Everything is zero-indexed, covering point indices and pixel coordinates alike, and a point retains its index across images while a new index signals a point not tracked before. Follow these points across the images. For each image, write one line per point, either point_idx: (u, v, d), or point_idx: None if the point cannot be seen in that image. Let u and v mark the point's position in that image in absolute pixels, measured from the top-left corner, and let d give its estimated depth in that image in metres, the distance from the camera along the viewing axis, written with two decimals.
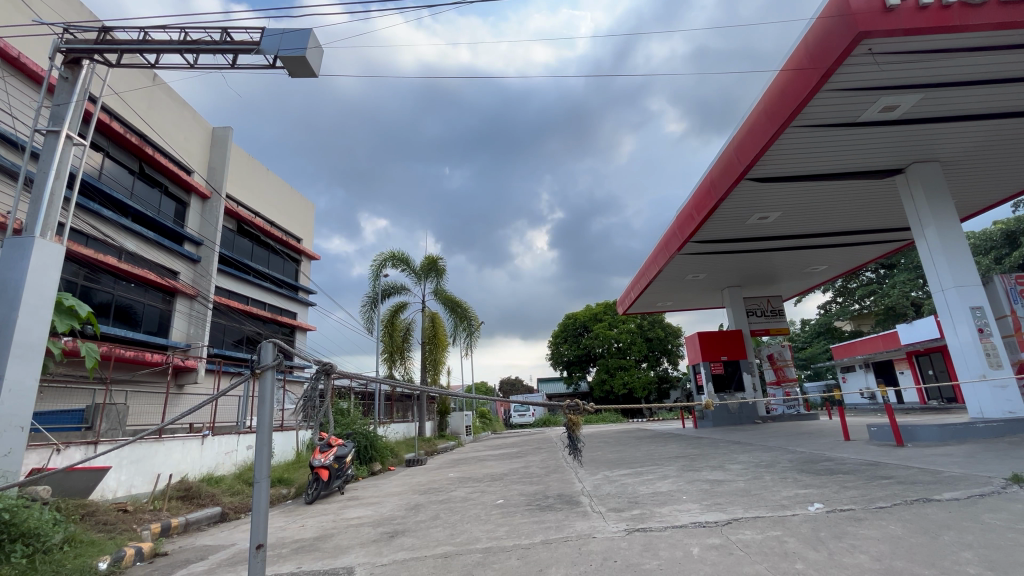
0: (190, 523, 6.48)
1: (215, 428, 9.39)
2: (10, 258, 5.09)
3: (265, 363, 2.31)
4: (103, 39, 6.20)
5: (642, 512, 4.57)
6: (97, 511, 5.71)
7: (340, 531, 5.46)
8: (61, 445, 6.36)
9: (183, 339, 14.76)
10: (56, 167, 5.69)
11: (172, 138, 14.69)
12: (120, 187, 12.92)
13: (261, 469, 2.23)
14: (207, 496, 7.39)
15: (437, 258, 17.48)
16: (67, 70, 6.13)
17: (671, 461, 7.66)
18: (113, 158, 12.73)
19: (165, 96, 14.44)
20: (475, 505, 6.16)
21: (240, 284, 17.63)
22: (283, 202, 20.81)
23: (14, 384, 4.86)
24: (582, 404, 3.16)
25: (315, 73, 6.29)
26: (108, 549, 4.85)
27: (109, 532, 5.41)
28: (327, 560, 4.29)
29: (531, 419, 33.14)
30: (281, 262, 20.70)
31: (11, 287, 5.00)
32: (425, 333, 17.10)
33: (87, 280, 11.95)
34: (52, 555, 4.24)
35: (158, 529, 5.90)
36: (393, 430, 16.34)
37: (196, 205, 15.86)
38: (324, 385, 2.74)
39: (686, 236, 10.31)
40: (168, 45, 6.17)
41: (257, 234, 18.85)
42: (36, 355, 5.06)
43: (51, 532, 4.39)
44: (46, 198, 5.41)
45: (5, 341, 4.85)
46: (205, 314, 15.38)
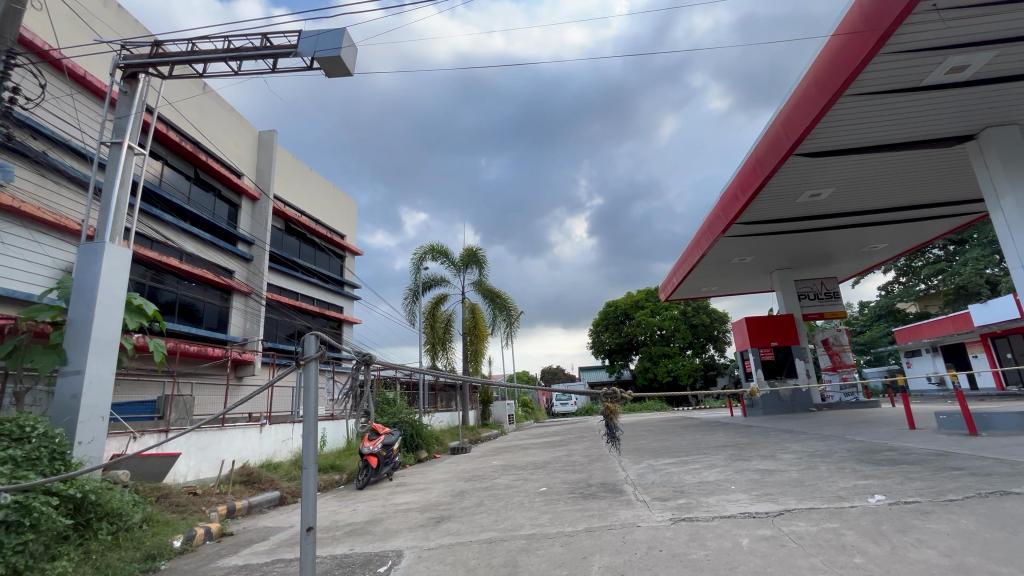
0: (251, 507, 6.89)
1: (271, 418, 9.95)
2: (85, 261, 5.53)
3: (308, 355, 2.39)
4: (156, 53, 6.57)
5: (689, 501, 4.47)
6: (170, 493, 6.18)
7: (389, 516, 5.65)
8: (137, 433, 6.89)
9: (240, 334, 15.63)
10: (120, 176, 6.10)
11: (222, 143, 15.42)
12: (178, 193, 13.75)
13: (308, 454, 2.32)
14: (267, 481, 7.86)
15: (475, 249, 17.67)
16: (126, 85, 6.54)
17: (719, 450, 7.45)
18: (171, 166, 13.56)
19: (215, 104, 15.20)
20: (519, 492, 6.24)
21: (290, 281, 18.48)
22: (326, 201, 21.49)
23: (93, 377, 5.29)
24: (620, 391, 3.09)
25: (350, 70, 6.42)
26: (181, 528, 5.29)
27: (182, 513, 5.86)
28: (378, 543, 4.47)
29: (574, 408, 33.49)
30: (327, 258, 21.49)
31: (87, 287, 5.44)
32: (466, 325, 17.35)
33: (153, 281, 12.87)
34: (132, 533, 4.71)
35: (225, 510, 6.36)
36: (438, 418, 16.83)
37: (247, 207, 16.67)
38: (365, 376, 2.82)
39: (730, 218, 9.92)
40: (214, 55, 6.47)
41: (304, 233, 19.62)
42: (110, 350, 5.49)
43: (132, 512, 4.83)
44: (112, 205, 5.82)
45: (84, 338, 5.30)
46: (260, 310, 16.20)
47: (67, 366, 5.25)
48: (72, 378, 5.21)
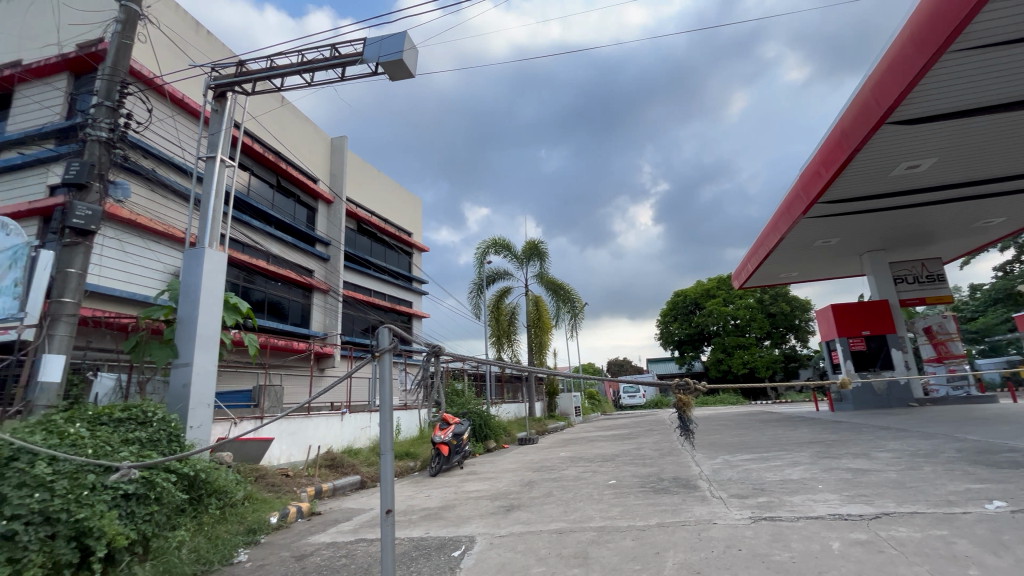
0: (336, 489, 7.41)
1: (351, 407, 10.62)
2: (189, 265, 6.18)
3: (382, 347, 2.51)
4: (240, 72, 7.15)
5: (770, 500, 4.23)
6: (266, 474, 6.80)
7: (462, 502, 5.86)
8: (237, 419, 7.62)
9: (321, 329, 16.76)
10: (215, 187, 6.72)
11: (299, 151, 16.52)
12: (263, 200, 14.92)
13: (384, 442, 2.45)
14: (349, 466, 8.41)
15: (537, 241, 17.70)
16: (217, 104, 7.18)
17: (803, 447, 6.96)
18: (256, 175, 14.72)
19: (291, 115, 16.30)
20: (588, 484, 6.22)
21: (363, 278, 19.52)
22: (394, 200, 22.41)
23: (200, 369, 5.92)
24: (693, 383, 2.95)
25: (412, 73, 6.63)
26: (276, 506, 5.82)
27: (277, 492, 6.43)
28: (452, 528, 4.64)
29: (643, 400, 32.75)
30: (396, 255, 22.45)
31: (192, 288, 6.08)
32: (530, 317, 17.45)
33: (245, 282, 14.08)
34: (236, 508, 5.26)
35: (313, 491, 6.90)
36: (505, 409, 17.12)
37: (323, 209, 17.75)
38: (436, 367, 2.93)
39: (812, 198, 9.16)
40: (290, 69, 6.94)
41: (374, 232, 20.61)
42: (213, 345, 6.11)
43: (235, 490, 5.39)
44: (209, 214, 6.44)
45: (192, 334, 5.94)
46: (337, 306, 17.26)
47: (179, 359, 5.91)
48: (182, 369, 5.87)
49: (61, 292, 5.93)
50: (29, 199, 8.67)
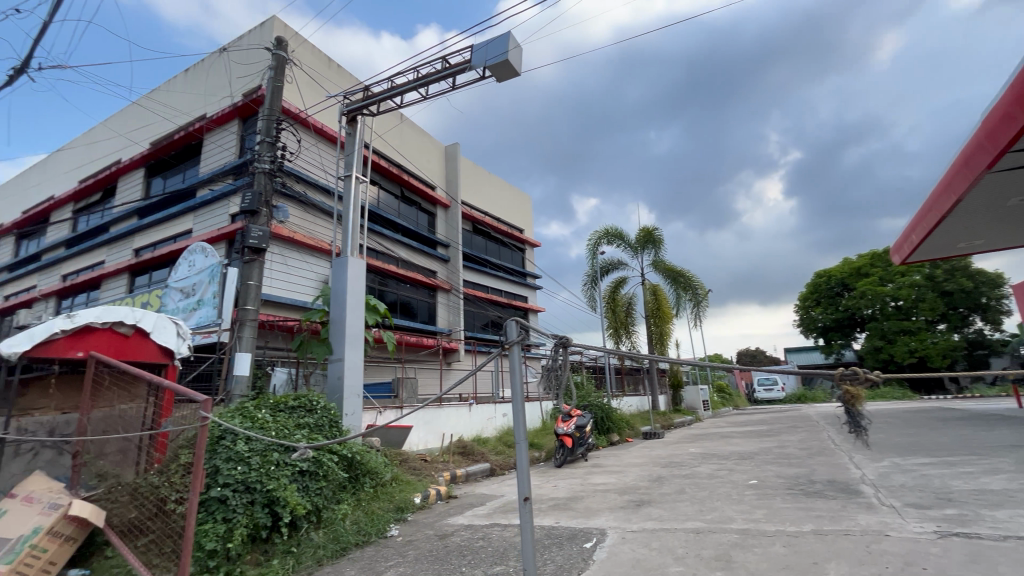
0: (469, 475, 7.90)
1: (478, 398, 11.23)
2: (337, 272, 7.03)
3: (511, 339, 2.60)
4: (367, 96, 7.90)
5: (962, 513, 3.54)
6: (409, 458, 7.49)
7: (589, 495, 5.85)
8: (381, 408, 8.51)
9: (446, 325, 17.92)
10: (353, 202, 7.53)
11: (418, 162, 17.81)
12: (391, 210, 16.37)
13: (518, 431, 2.53)
14: (479, 454, 8.90)
15: (652, 228, 16.91)
16: (350, 128, 8.03)
17: (1004, 451, 5.71)
18: (384, 188, 16.19)
19: (410, 130, 17.63)
20: (724, 482, 5.80)
21: (481, 276, 20.44)
22: (505, 199, 23.07)
23: (351, 363, 6.72)
24: (866, 372, 2.32)
25: (517, 71, 6.74)
26: (419, 488, 6.40)
27: (418, 475, 7.06)
28: (582, 520, 4.66)
29: (782, 394, 29.65)
30: (510, 252, 23.11)
31: (340, 293, 6.92)
32: (648, 307, 16.77)
33: (379, 285, 15.46)
34: (386, 487, 5.91)
35: (449, 476, 7.43)
36: (627, 403, 16.71)
37: (442, 214, 18.92)
38: (563, 358, 2.96)
39: (1002, 146, 7.40)
40: (407, 86, 7.50)
41: (488, 232, 21.44)
42: (359, 342, 6.89)
43: (384, 471, 6.05)
44: (349, 227, 7.23)
45: (343, 333, 6.77)
46: (459, 303, 18.32)
47: (333, 355, 6.77)
48: (337, 364, 6.71)
49: (244, 301, 7.13)
50: (218, 227, 10.56)
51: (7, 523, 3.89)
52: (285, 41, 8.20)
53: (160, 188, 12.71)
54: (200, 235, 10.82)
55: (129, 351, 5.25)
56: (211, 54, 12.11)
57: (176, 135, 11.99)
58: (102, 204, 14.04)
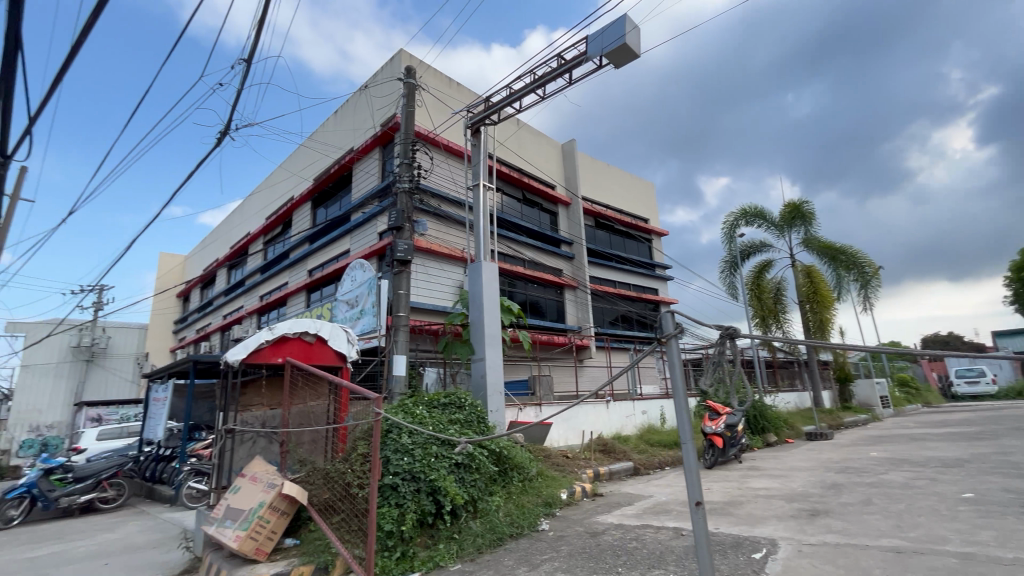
0: (612, 473, 7.77)
1: (614, 395, 11.02)
2: (473, 277, 7.44)
3: (668, 333, 2.46)
4: (488, 106, 8.25)
5: None
6: (551, 454, 7.61)
7: (750, 500, 5.34)
8: (522, 405, 8.84)
9: (575, 322, 17.88)
10: (483, 208, 7.92)
11: (537, 163, 18.10)
12: (515, 214, 16.89)
13: (683, 429, 2.37)
14: (621, 452, 8.70)
15: (800, 201, 14.94)
16: (475, 140, 8.47)
17: None
18: (507, 193, 16.76)
19: (527, 133, 18.01)
20: (927, 494, 4.83)
21: (607, 271, 20.06)
22: (626, 190, 22.32)
23: (492, 362, 7.07)
24: None
25: (637, 53, 6.47)
26: (565, 484, 6.48)
27: (562, 471, 7.13)
28: (745, 527, 4.26)
29: (995, 389, 23.93)
30: (636, 244, 22.28)
31: (478, 296, 7.32)
32: (802, 291, 14.85)
33: (509, 286, 15.89)
34: (533, 482, 6.09)
35: (592, 474, 7.39)
36: (783, 399, 14.97)
37: (563, 212, 18.96)
38: (733, 350, 2.72)
39: None
40: (526, 89, 7.66)
41: (612, 225, 20.95)
42: (497, 342, 7.22)
43: (529, 466, 6.23)
44: (480, 233, 7.61)
45: (482, 334, 7.15)
46: (587, 300, 18.15)
47: (476, 355, 7.18)
48: (479, 363, 7.10)
49: (396, 308, 7.91)
50: (370, 245, 11.94)
51: (240, 498, 4.81)
52: (413, 69, 8.93)
53: (324, 216, 14.79)
54: (356, 253, 12.32)
55: (315, 356, 6.21)
56: (355, 93, 13.76)
57: (332, 168, 13.86)
58: (283, 235, 16.80)
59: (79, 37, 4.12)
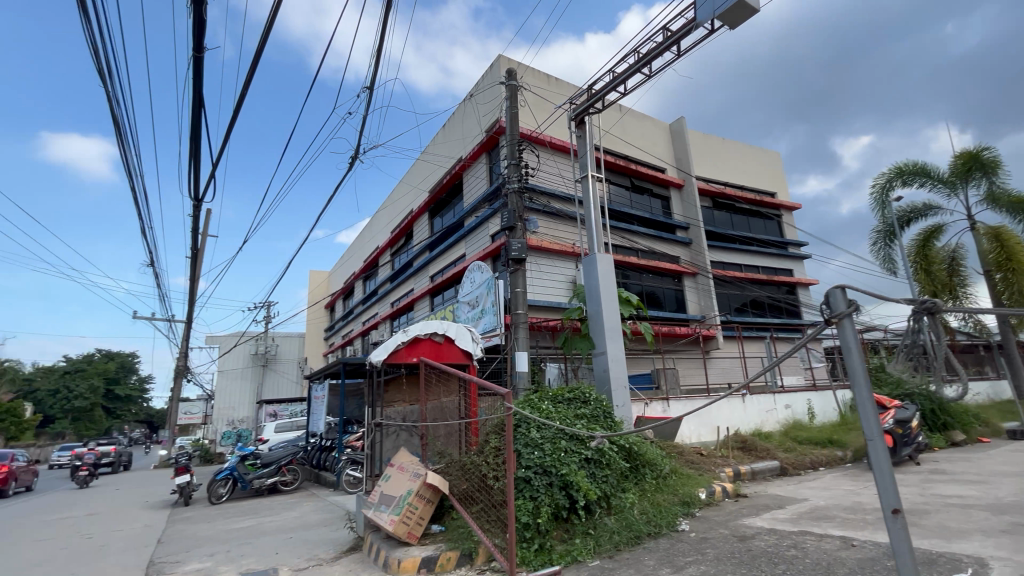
0: (756, 472, 7.11)
1: (750, 388, 10.11)
2: (588, 270, 7.32)
3: (840, 313, 2.11)
4: (592, 94, 8.06)
5: None
6: (684, 451, 7.19)
7: (939, 509, 4.49)
8: (648, 400, 8.52)
9: (698, 312, 16.75)
10: (593, 200, 7.74)
11: (644, 147, 17.29)
12: (624, 203, 16.32)
13: (869, 425, 2.04)
14: (763, 450, 7.92)
15: (978, 148, 12.25)
16: (580, 131, 8.32)
17: None
18: (614, 183, 16.27)
19: (632, 117, 17.29)
20: None
21: (730, 254, 18.49)
22: (747, 163, 20.33)
23: (614, 355, 6.88)
24: None
25: (755, 8, 5.83)
26: (702, 483, 6.08)
27: (698, 469, 6.69)
28: (938, 542, 3.58)
29: None
30: (762, 222, 20.21)
31: (595, 290, 7.19)
32: (991, 258, 12.10)
33: (623, 278, 15.39)
34: (668, 480, 5.80)
35: (733, 473, 6.84)
36: (970, 391, 12.39)
37: (676, 195, 17.86)
38: (935, 330, 2.28)
39: None
40: (631, 70, 7.35)
41: (732, 204, 19.25)
42: (618, 335, 7.02)
43: (661, 463, 5.94)
44: (592, 226, 7.47)
45: (602, 327, 7.01)
46: (710, 286, 16.88)
47: (597, 350, 7.05)
48: (601, 357, 6.96)
49: (515, 306, 8.10)
50: (484, 247, 12.43)
51: (392, 485, 5.29)
52: (515, 70, 9.06)
53: (440, 224, 15.76)
54: (473, 256, 12.92)
55: (445, 355, 6.62)
56: (460, 105, 14.44)
57: (445, 179, 14.71)
58: (406, 245, 18.27)
59: (241, 94, 4.89)
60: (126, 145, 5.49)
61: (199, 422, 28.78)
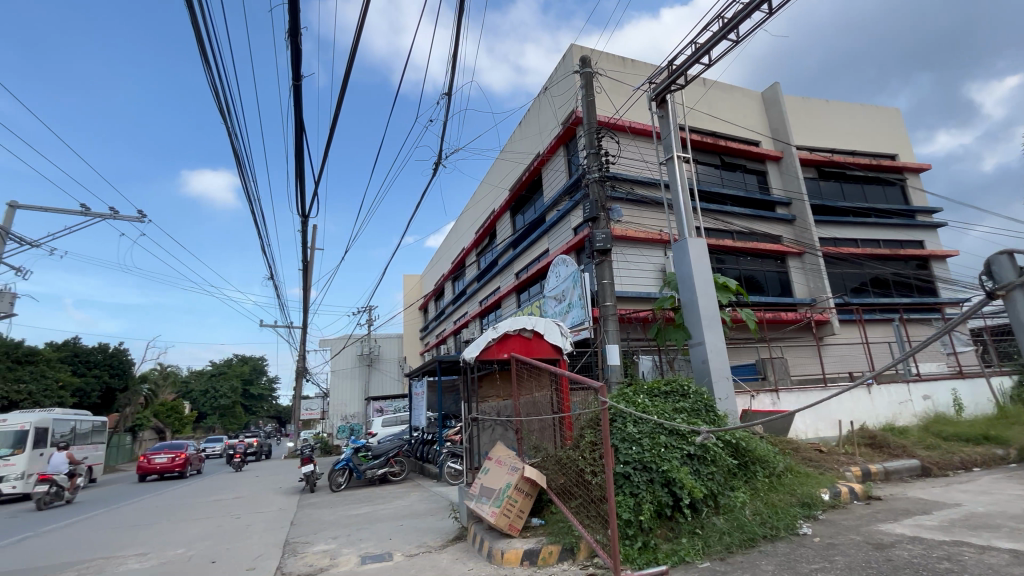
0: (890, 472, 6.29)
1: (877, 377, 9.00)
2: (679, 256, 6.94)
3: (1008, 283, 1.87)
4: (672, 70, 7.61)
5: None
6: (800, 447, 6.56)
7: None
8: (755, 392, 7.93)
9: (807, 295, 15.22)
10: (681, 182, 7.33)
11: (734, 120, 16.02)
12: (714, 182, 15.28)
13: None
14: (898, 447, 6.96)
15: None
16: (661, 111, 7.90)
17: None
18: (702, 162, 15.28)
19: (718, 90, 16.09)
20: None
21: (843, 229, 16.58)
22: (859, 125, 18.02)
23: (713, 345, 6.46)
24: None
25: None
26: (825, 483, 5.51)
27: (818, 468, 6.06)
28: None
29: None
30: (881, 189, 17.85)
31: (688, 276, 6.80)
32: None
33: (718, 263, 14.42)
34: (783, 479, 5.32)
35: (861, 472, 6.11)
36: None
37: (774, 169, 16.34)
38: None
39: None
40: (715, 39, 6.83)
41: (842, 172, 17.22)
42: (717, 323, 6.58)
43: (775, 461, 5.46)
44: (681, 210, 7.07)
45: (698, 316, 6.62)
46: (821, 265, 15.24)
47: (693, 340, 6.68)
48: (698, 348, 6.58)
49: (603, 299, 7.93)
50: (567, 241, 12.33)
51: (491, 478, 5.43)
52: (589, 57, 8.81)
53: (523, 221, 15.90)
54: (556, 250, 12.87)
55: (535, 350, 6.66)
56: (535, 100, 14.45)
57: (524, 176, 14.82)
58: (491, 244, 18.70)
59: (334, 119, 5.33)
60: (245, 173, 6.22)
61: (318, 417, 31.97)
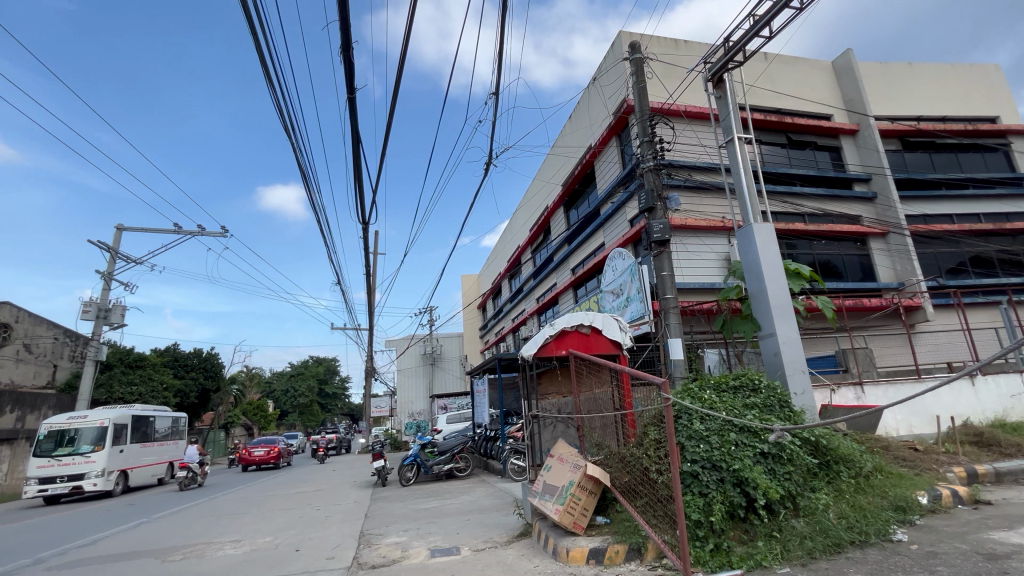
0: (1002, 474, 5.60)
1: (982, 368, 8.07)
2: (744, 243, 6.56)
3: None
4: (729, 47, 7.20)
5: None
6: (891, 445, 6.01)
7: None
8: (835, 386, 7.35)
9: (893, 278, 13.92)
10: (743, 165, 6.93)
11: (801, 94, 14.92)
12: (781, 163, 14.31)
13: None
14: (1012, 446, 6.18)
15: None
16: (718, 91, 7.51)
17: None
18: (767, 142, 14.37)
19: (782, 63, 15.04)
20: None
21: (934, 204, 14.99)
22: (950, 87, 16.19)
23: (786, 337, 6.06)
24: None
25: None
26: (921, 484, 5.01)
27: (914, 468, 5.51)
28: None
29: None
30: (979, 157, 15.94)
31: (756, 264, 6.41)
32: None
33: (788, 249, 13.51)
34: (872, 480, 4.89)
35: (966, 474, 5.49)
36: None
37: (850, 143, 15.05)
38: None
39: None
40: (775, 9, 6.39)
41: (931, 141, 15.57)
42: (789, 313, 6.17)
43: (861, 460, 5.02)
44: (744, 195, 6.69)
45: (768, 306, 6.23)
46: (909, 245, 13.87)
47: (763, 331, 6.29)
48: (769, 339, 6.19)
49: (662, 291, 7.65)
50: (623, 233, 12.05)
51: (554, 475, 5.40)
52: (638, 42, 8.52)
53: (576, 216, 15.71)
54: (612, 243, 12.60)
55: (594, 346, 6.57)
56: (585, 92, 14.22)
57: (576, 169, 14.63)
58: (545, 241, 18.64)
59: (386, 129, 5.54)
60: (309, 185, 6.61)
61: (387, 414, 33.35)
